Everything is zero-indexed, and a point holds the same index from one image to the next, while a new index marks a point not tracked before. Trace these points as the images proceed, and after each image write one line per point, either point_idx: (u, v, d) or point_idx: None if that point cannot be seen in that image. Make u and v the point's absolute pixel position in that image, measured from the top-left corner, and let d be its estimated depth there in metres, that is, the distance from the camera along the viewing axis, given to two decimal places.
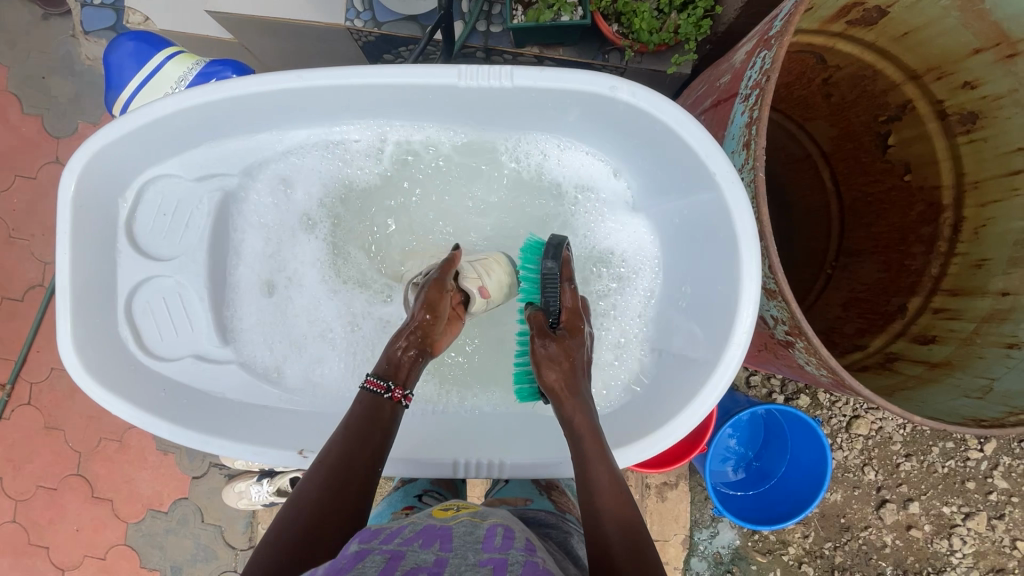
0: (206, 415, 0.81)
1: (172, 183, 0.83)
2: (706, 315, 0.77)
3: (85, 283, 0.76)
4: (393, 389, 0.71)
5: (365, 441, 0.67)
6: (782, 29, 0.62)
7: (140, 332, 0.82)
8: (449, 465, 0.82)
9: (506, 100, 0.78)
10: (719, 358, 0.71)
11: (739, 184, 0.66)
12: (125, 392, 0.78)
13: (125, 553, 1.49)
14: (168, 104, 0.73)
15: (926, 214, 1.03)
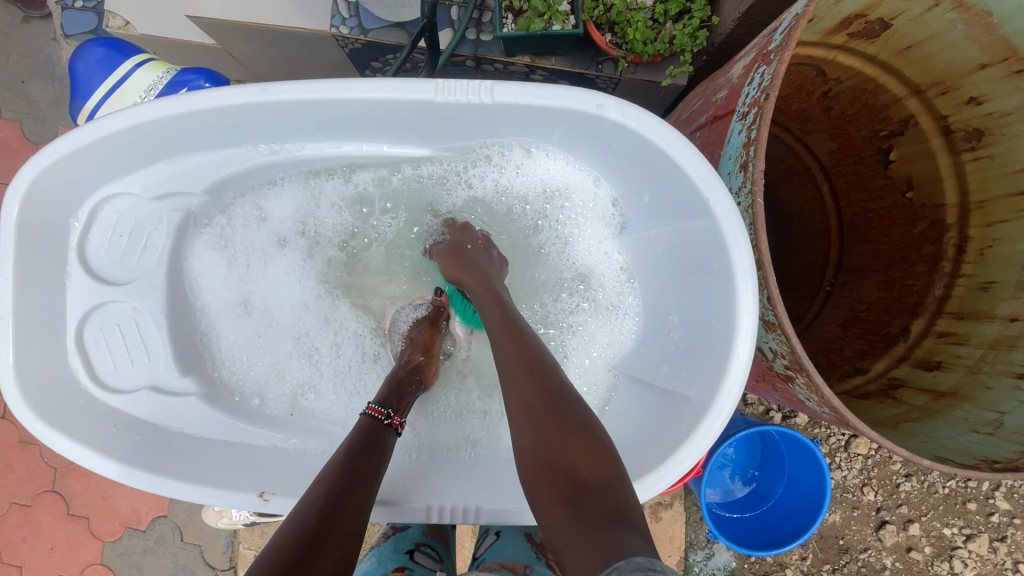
0: (163, 451, 0.76)
1: (130, 203, 0.78)
2: (695, 349, 0.73)
3: (28, 311, 0.71)
4: (392, 415, 0.76)
5: (364, 456, 0.68)
6: (782, 44, 0.58)
7: (93, 362, 0.77)
8: (421, 510, 0.76)
9: (487, 118, 0.74)
10: (714, 394, 0.67)
11: (734, 209, 0.62)
12: (71, 428, 0.72)
13: (101, 572, 1.43)
14: (125, 119, 0.69)
15: (929, 233, 0.99)
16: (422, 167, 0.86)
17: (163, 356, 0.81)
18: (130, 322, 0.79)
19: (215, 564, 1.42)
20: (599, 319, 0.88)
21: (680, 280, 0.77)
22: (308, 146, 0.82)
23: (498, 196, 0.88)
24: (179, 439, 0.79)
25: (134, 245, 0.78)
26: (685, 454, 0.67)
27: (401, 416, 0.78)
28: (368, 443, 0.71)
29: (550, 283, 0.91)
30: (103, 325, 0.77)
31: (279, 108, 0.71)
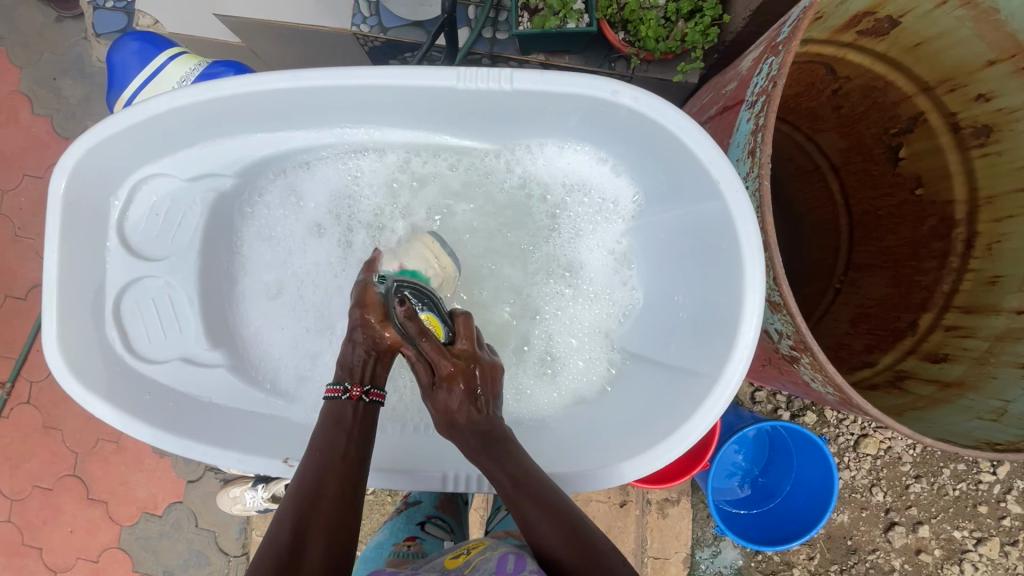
0: (189, 418, 0.80)
1: (165, 183, 0.82)
2: (703, 330, 0.75)
3: (72, 282, 0.76)
4: (351, 389, 0.77)
5: (336, 442, 0.71)
6: (790, 35, 0.60)
7: (128, 332, 0.81)
8: (437, 479, 0.79)
9: (502, 108, 0.77)
10: (720, 372, 0.69)
11: (743, 193, 0.64)
12: (108, 393, 0.77)
13: (118, 555, 1.47)
14: (162, 103, 0.72)
15: (938, 229, 1.00)
16: (443, 159, 0.88)
17: (192, 329, 0.85)
18: (164, 296, 0.83)
19: (229, 550, 1.46)
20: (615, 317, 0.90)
21: (690, 267, 0.79)
22: (328, 134, 0.84)
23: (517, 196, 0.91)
24: (206, 407, 0.83)
25: (169, 224, 0.82)
26: (691, 428, 0.69)
27: (362, 386, 0.78)
28: (339, 429, 0.74)
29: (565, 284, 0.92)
30: (139, 299, 0.81)
31: (305, 96, 0.74)
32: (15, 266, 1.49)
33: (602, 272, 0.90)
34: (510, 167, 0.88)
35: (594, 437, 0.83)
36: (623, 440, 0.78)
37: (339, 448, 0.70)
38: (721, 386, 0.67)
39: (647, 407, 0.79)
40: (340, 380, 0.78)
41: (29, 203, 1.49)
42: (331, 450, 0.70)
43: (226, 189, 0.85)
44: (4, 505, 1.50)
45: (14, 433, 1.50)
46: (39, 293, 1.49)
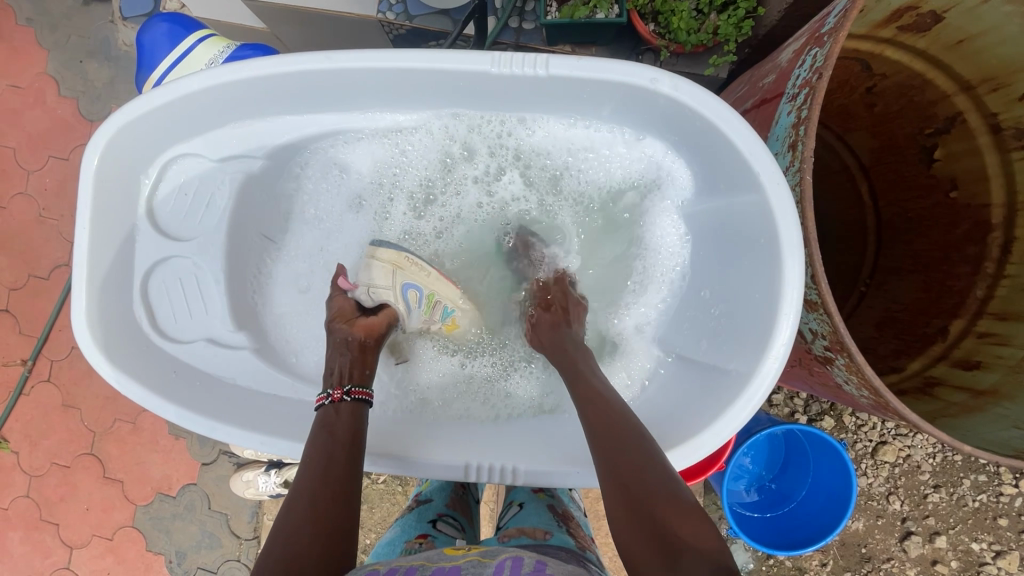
0: (214, 400, 0.81)
1: (195, 164, 0.82)
2: (736, 327, 0.73)
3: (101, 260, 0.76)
4: (332, 392, 0.75)
5: (323, 443, 0.69)
6: (837, 25, 0.58)
7: (155, 311, 0.82)
8: (460, 468, 0.78)
9: (538, 94, 0.76)
10: (754, 369, 0.67)
11: (784, 187, 0.63)
12: (134, 371, 0.77)
13: (132, 534, 1.50)
14: (196, 81, 0.72)
15: (972, 233, 0.97)
16: (474, 143, 0.87)
17: (218, 311, 0.85)
18: (191, 277, 0.84)
19: (240, 533, 1.47)
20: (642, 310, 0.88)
21: (726, 260, 0.77)
22: (362, 115, 0.84)
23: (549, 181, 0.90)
24: (230, 388, 0.83)
25: (197, 204, 0.82)
26: (721, 426, 0.68)
27: (342, 386, 0.76)
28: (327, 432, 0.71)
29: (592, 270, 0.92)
30: (166, 278, 0.82)
31: (338, 78, 0.74)
32: (39, 247, 1.52)
33: (631, 264, 0.89)
34: (540, 152, 0.87)
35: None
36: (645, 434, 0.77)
37: (328, 443, 0.69)
38: (755, 384, 0.66)
39: (674, 403, 0.79)
40: (322, 385, 0.76)
41: (53, 184, 1.51)
42: (320, 451, 0.68)
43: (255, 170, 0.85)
44: (22, 480, 1.53)
45: (34, 410, 1.52)
46: (62, 273, 1.51)
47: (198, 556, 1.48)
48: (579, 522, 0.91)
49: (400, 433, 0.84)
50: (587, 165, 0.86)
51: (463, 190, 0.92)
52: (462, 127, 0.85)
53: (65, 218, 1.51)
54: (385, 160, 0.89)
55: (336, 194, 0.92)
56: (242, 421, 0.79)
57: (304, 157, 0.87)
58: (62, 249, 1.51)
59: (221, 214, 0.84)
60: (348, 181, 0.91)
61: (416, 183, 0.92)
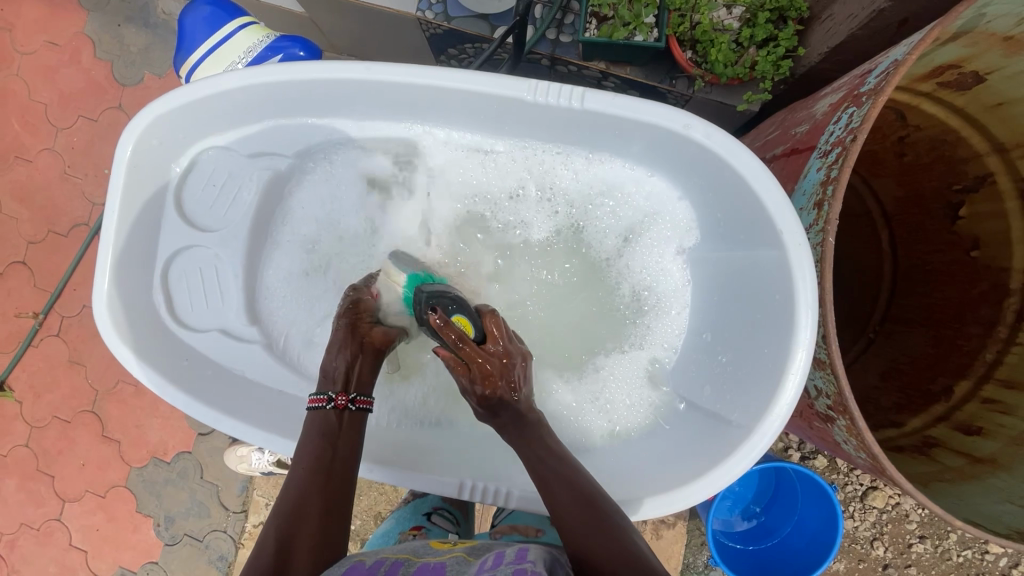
0: (221, 390, 0.82)
1: (226, 156, 0.83)
2: (745, 378, 0.73)
3: (125, 242, 0.78)
4: (336, 398, 0.78)
5: (320, 453, 0.72)
6: (877, 87, 0.58)
7: (172, 297, 0.83)
8: (454, 485, 0.79)
9: (571, 123, 0.75)
10: (755, 424, 0.68)
11: (806, 247, 0.63)
12: (148, 356, 0.79)
13: (124, 495, 1.52)
14: (233, 78, 0.73)
15: (988, 295, 0.97)
16: (499, 159, 0.86)
17: (233, 302, 0.86)
18: (210, 266, 0.85)
19: (229, 505, 1.49)
20: (658, 351, 0.86)
21: (739, 311, 0.76)
22: (400, 125, 0.84)
23: (569, 212, 0.88)
24: (239, 381, 0.85)
25: (223, 197, 0.84)
26: (719, 476, 0.68)
27: (348, 392, 0.78)
28: (327, 441, 0.75)
29: (601, 308, 0.89)
30: (186, 266, 0.83)
31: (375, 88, 0.75)
32: (61, 204, 1.54)
33: (647, 304, 0.87)
34: (568, 183, 0.86)
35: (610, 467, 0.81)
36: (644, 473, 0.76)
37: (325, 454, 0.73)
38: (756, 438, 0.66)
39: (676, 446, 0.78)
40: (325, 389, 0.78)
41: (80, 143, 1.53)
42: (316, 461, 0.72)
43: (282, 169, 0.86)
44: (24, 430, 1.56)
45: (41, 363, 1.55)
46: (80, 232, 1.54)
47: (186, 522, 1.50)
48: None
49: (404, 450, 0.85)
50: (596, 192, 0.85)
51: (481, 211, 0.90)
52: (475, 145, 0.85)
53: (88, 178, 1.53)
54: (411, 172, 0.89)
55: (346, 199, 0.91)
56: (247, 415, 0.81)
57: (328, 159, 0.88)
58: (84, 209, 1.53)
59: (245, 209, 0.85)
60: (350, 187, 0.90)
61: (434, 201, 0.91)
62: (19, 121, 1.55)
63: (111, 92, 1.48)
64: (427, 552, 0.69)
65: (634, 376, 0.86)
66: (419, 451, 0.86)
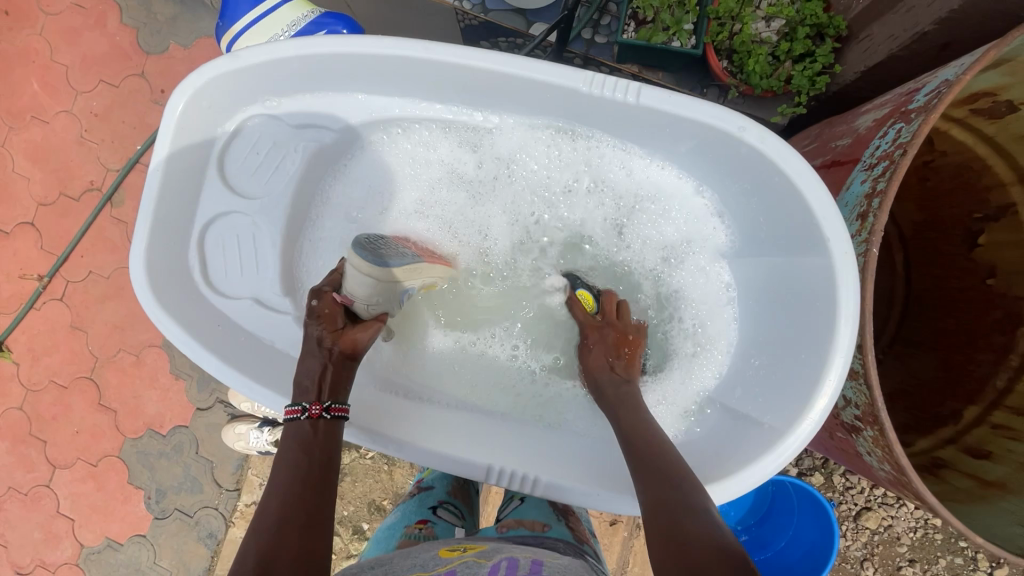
0: (252, 357, 0.82)
1: (272, 127, 0.84)
2: (776, 380, 0.74)
3: (168, 203, 0.79)
4: (310, 408, 0.74)
5: (298, 461, 0.70)
6: (927, 104, 0.59)
7: (208, 262, 0.84)
8: (482, 467, 0.79)
9: (620, 118, 0.77)
10: (785, 427, 0.68)
11: (849, 256, 0.64)
12: (183, 318, 0.80)
13: (116, 464, 1.51)
14: (290, 47, 0.74)
15: (1002, 323, 0.96)
16: (554, 147, 0.87)
17: (267, 272, 0.87)
18: (247, 234, 0.86)
19: (222, 483, 1.48)
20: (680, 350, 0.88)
21: (774, 317, 0.77)
22: (455, 109, 0.86)
23: (611, 211, 0.91)
24: (267, 350, 0.85)
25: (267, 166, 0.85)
26: (744, 477, 0.68)
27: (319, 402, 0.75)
28: (305, 452, 0.71)
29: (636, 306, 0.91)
30: (225, 233, 0.85)
31: (428, 68, 0.76)
32: (75, 167, 1.53)
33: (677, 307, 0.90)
34: (616, 183, 0.88)
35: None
36: None
37: (303, 465, 0.69)
38: (786, 442, 0.67)
39: (693, 443, 0.80)
40: (299, 399, 0.74)
41: (100, 108, 1.51)
42: (295, 471, 0.68)
43: (326, 142, 0.88)
44: (19, 391, 1.55)
45: (42, 326, 1.54)
46: (91, 197, 1.52)
47: (177, 497, 1.49)
48: (580, 516, 0.90)
49: (437, 428, 0.85)
50: (644, 189, 0.87)
51: (524, 205, 0.93)
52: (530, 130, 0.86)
53: (104, 144, 1.52)
54: (460, 160, 0.91)
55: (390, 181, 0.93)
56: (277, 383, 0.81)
57: (382, 135, 0.89)
58: (97, 173, 1.52)
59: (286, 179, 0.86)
60: (402, 156, 0.92)
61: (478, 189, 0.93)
62: (39, 82, 1.54)
63: (135, 59, 1.47)
64: (435, 559, 0.65)
65: (655, 368, 0.88)
66: (449, 429, 0.85)
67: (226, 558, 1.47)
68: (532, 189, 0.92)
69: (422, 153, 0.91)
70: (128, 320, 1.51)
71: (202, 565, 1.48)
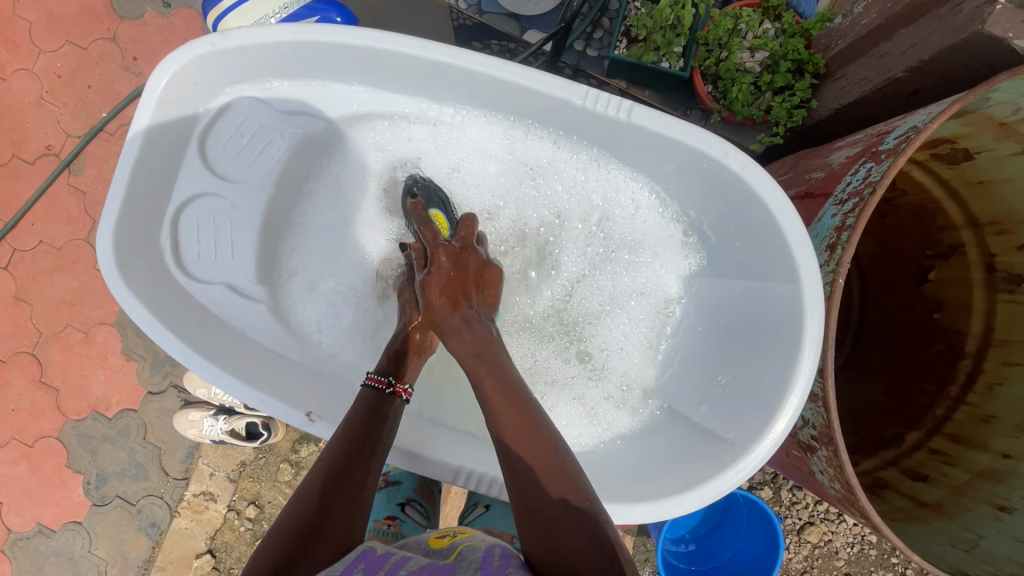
0: (221, 345, 0.80)
1: (256, 109, 0.83)
2: (741, 399, 0.77)
3: (140, 176, 0.76)
4: (395, 384, 0.76)
5: (366, 426, 0.71)
6: (897, 147, 0.62)
7: (180, 244, 0.81)
8: (452, 471, 0.80)
9: (612, 134, 0.78)
10: (749, 445, 0.71)
11: (820, 286, 0.67)
12: (149, 300, 0.76)
13: (54, 446, 1.43)
14: (287, 32, 0.73)
15: (945, 355, 1.03)
16: (543, 160, 0.88)
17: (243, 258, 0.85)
18: (224, 218, 0.83)
19: (170, 471, 1.42)
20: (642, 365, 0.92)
21: (740, 338, 0.81)
22: (443, 110, 0.86)
23: (598, 232, 0.93)
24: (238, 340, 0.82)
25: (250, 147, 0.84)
26: (707, 491, 0.70)
27: (406, 384, 0.78)
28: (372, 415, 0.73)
29: (606, 322, 0.94)
30: (200, 213, 0.82)
31: (425, 66, 0.76)
32: (31, 129, 1.44)
33: (640, 330, 0.93)
34: (612, 204, 0.89)
35: (600, 471, 0.82)
36: (637, 482, 0.78)
37: (370, 430, 0.70)
38: (749, 459, 0.69)
39: (659, 458, 0.82)
40: (388, 372, 0.77)
41: (64, 70, 1.44)
42: (358, 432, 0.70)
43: (314, 131, 0.87)
44: None
45: None
46: (47, 162, 1.44)
47: (120, 484, 1.42)
48: None
49: (413, 430, 0.85)
50: (627, 210, 0.89)
51: (502, 217, 0.95)
52: (520, 141, 0.86)
53: (66, 108, 1.44)
54: (444, 167, 0.93)
55: (370, 177, 0.94)
56: (245, 374, 0.79)
57: (366, 132, 0.90)
58: (55, 138, 1.44)
59: (269, 163, 0.85)
60: (387, 151, 0.92)
61: (463, 192, 0.94)
62: None
63: (107, 23, 1.40)
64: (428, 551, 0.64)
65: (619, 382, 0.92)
66: (419, 433, 0.85)
67: (168, 550, 1.41)
68: (515, 196, 0.94)
69: (402, 159, 0.93)
70: (79, 295, 1.44)
71: (142, 556, 1.42)
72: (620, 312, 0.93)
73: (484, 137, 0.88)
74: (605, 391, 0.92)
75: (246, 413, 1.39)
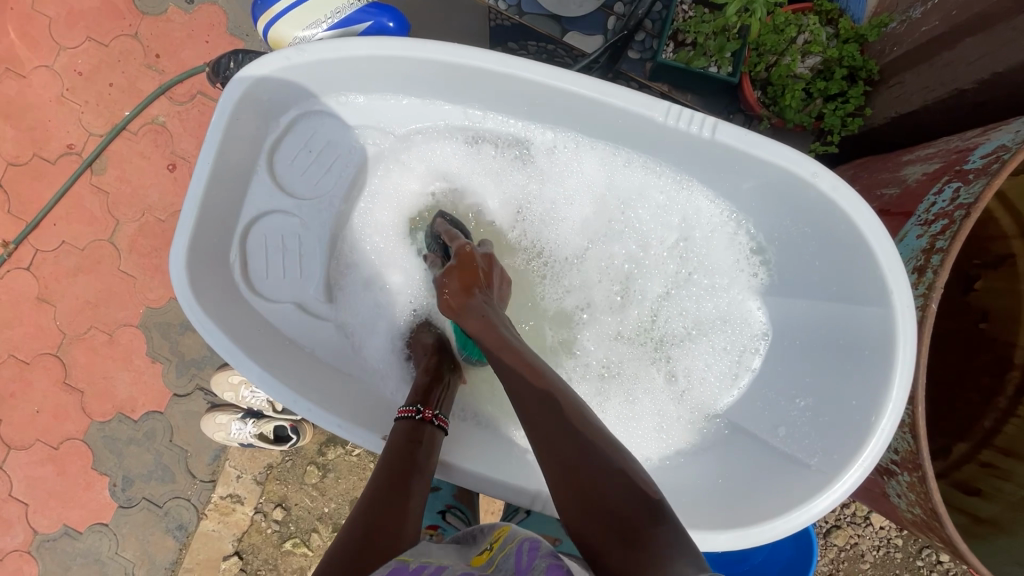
0: (287, 360, 0.85)
1: (322, 124, 0.89)
2: (824, 423, 0.78)
3: (214, 199, 0.81)
4: (423, 411, 0.76)
5: (402, 457, 0.71)
6: (988, 165, 0.61)
7: (249, 262, 0.88)
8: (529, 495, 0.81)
9: (681, 150, 0.80)
10: (832, 471, 0.72)
11: (912, 313, 0.67)
12: (227, 321, 0.82)
13: (80, 449, 1.42)
14: (360, 47, 0.76)
15: (991, 366, 0.96)
16: (623, 176, 0.89)
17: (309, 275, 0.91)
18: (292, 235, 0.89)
19: (197, 473, 1.42)
20: (721, 385, 0.91)
21: (816, 356, 0.81)
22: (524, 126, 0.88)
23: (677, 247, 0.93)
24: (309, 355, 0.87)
25: (315, 164, 0.90)
26: (789, 517, 0.72)
27: (434, 408, 0.77)
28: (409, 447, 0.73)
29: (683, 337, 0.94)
30: (268, 231, 0.88)
31: (487, 80, 0.79)
32: (54, 128, 1.42)
33: (719, 349, 0.92)
34: (693, 220, 0.89)
35: (678, 495, 0.83)
36: (715, 506, 0.78)
37: (406, 462, 0.70)
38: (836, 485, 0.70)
39: (731, 479, 0.82)
40: (413, 401, 0.77)
41: (85, 66, 1.41)
42: (395, 463, 0.69)
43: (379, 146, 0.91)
44: None
45: (4, 296, 1.43)
46: (68, 162, 1.41)
47: (147, 486, 1.42)
48: None
49: (486, 450, 0.86)
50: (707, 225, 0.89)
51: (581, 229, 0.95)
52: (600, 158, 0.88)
53: (88, 106, 1.41)
54: (525, 181, 0.94)
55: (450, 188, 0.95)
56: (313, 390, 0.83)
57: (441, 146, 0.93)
58: (77, 136, 1.41)
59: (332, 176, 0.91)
60: (467, 163, 0.94)
61: (543, 205, 0.95)
62: (15, 30, 1.41)
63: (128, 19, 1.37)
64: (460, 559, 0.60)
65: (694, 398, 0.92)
66: (493, 454, 0.86)
67: (195, 551, 1.41)
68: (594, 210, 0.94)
69: (494, 168, 0.94)
70: (102, 296, 1.42)
71: (169, 558, 1.41)
72: (698, 328, 0.93)
73: (564, 152, 0.89)
74: (683, 408, 0.92)
75: (274, 416, 1.38)
